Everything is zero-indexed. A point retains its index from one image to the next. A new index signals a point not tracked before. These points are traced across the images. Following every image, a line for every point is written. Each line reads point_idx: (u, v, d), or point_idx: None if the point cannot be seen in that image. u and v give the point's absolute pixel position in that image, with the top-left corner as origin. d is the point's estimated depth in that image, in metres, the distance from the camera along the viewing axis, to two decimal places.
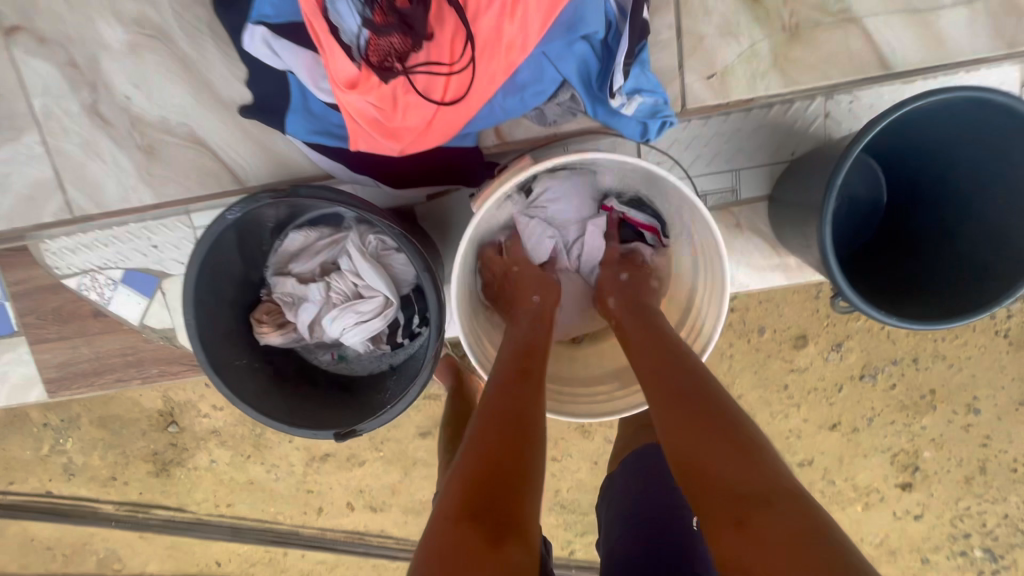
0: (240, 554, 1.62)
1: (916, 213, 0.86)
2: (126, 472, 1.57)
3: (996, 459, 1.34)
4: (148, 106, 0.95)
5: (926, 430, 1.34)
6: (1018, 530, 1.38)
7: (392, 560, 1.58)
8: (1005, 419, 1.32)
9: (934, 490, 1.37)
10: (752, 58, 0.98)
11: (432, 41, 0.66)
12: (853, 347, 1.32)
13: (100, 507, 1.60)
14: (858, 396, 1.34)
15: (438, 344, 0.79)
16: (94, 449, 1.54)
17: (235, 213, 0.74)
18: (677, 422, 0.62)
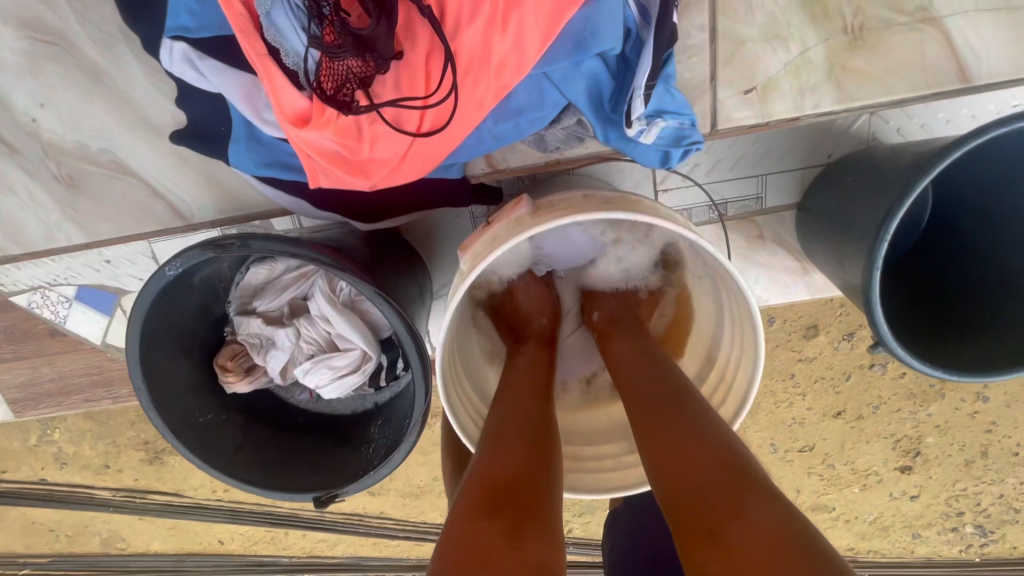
0: (241, 534, 1.62)
1: (965, 241, 0.73)
2: (120, 461, 1.52)
3: (998, 444, 1.30)
4: (60, 130, 0.69)
5: (932, 417, 1.29)
6: (1011, 508, 1.35)
7: (391, 539, 1.58)
8: (1014, 405, 1.27)
9: (933, 473, 1.34)
10: (802, 72, 0.68)
11: (402, 61, 0.52)
12: (865, 337, 1.22)
13: (96, 493, 1.56)
14: (866, 384, 1.27)
15: (424, 407, 0.70)
16: (83, 440, 1.49)
17: (176, 269, 0.62)
18: (654, 428, 0.56)
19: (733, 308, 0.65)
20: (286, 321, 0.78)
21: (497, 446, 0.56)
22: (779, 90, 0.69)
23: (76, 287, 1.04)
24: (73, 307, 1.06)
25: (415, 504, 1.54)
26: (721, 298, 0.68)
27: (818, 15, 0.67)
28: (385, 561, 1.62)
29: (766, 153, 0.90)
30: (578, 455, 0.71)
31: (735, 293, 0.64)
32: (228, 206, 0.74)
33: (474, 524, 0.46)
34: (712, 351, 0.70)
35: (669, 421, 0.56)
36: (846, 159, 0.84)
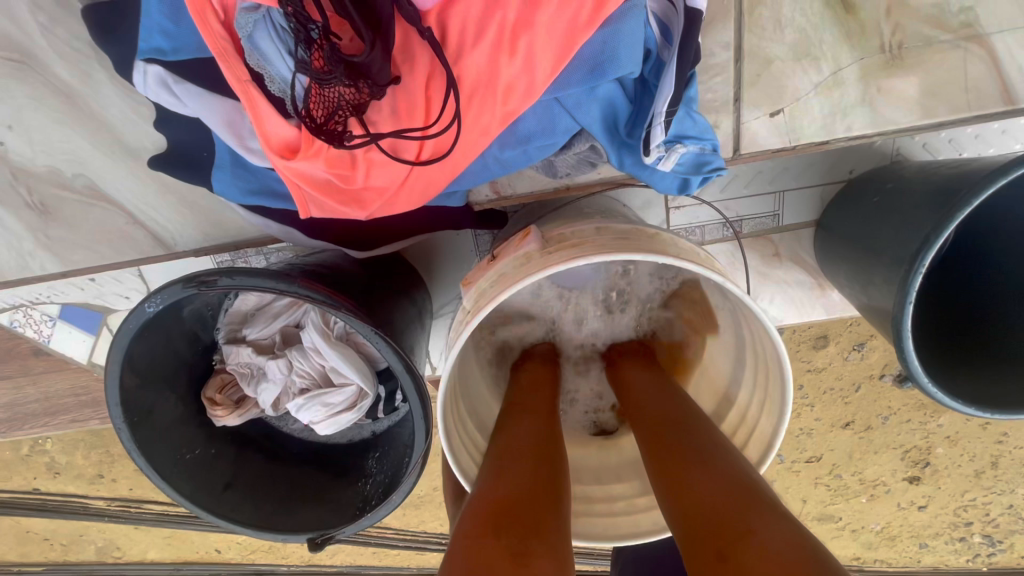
0: (240, 542, 1.59)
1: (995, 274, 0.69)
2: (115, 471, 1.47)
3: (1009, 455, 1.27)
4: (27, 154, 0.64)
5: (943, 428, 1.25)
6: (1020, 518, 1.32)
7: (391, 548, 1.55)
8: None
9: (942, 484, 1.31)
10: (835, 91, 0.63)
11: (398, 87, 0.47)
12: (875, 346, 1.18)
13: (90, 502, 1.53)
14: (875, 395, 1.23)
15: (424, 449, 0.65)
16: (76, 449, 1.44)
17: (155, 305, 0.57)
18: (665, 455, 0.52)
19: (758, 349, 0.60)
20: (278, 351, 0.74)
21: (500, 466, 0.50)
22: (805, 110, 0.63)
23: (60, 305, 1.00)
24: (57, 326, 1.01)
25: (415, 514, 1.50)
26: (743, 336, 0.63)
27: (852, 35, 0.62)
28: (385, 569, 1.59)
29: (785, 168, 0.85)
30: (588, 495, 0.66)
31: (760, 333, 0.59)
32: (214, 230, 0.69)
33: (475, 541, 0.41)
34: (730, 391, 0.65)
35: (682, 445, 0.51)
36: (867, 177, 0.81)
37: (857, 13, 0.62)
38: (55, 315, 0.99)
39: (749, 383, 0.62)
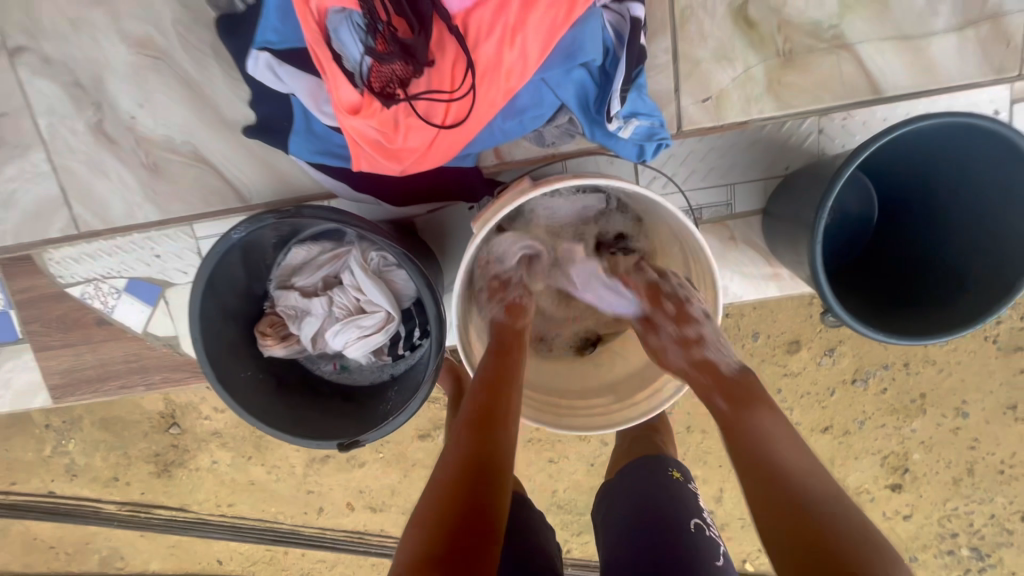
0: (241, 553, 1.65)
1: (896, 239, 0.89)
2: (128, 473, 1.58)
3: (983, 461, 1.37)
4: (152, 125, 0.95)
5: (916, 433, 1.37)
6: (1004, 530, 1.41)
7: (391, 559, 1.61)
8: (993, 421, 1.34)
9: (923, 491, 1.41)
10: (748, 85, 0.89)
11: (433, 68, 0.68)
12: (845, 352, 1.34)
13: (102, 507, 1.61)
14: (850, 400, 1.36)
15: (438, 358, 0.82)
16: (97, 450, 1.56)
17: (240, 233, 0.76)
18: (768, 500, 0.58)
19: (700, 267, 0.79)
20: (320, 293, 0.91)
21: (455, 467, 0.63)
22: (731, 99, 0.90)
23: (128, 279, 1.07)
24: (121, 298, 1.08)
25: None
26: (690, 263, 0.82)
27: (754, 41, 0.88)
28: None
29: (731, 165, 0.94)
30: (572, 404, 0.82)
31: (699, 258, 0.77)
32: (282, 189, 0.96)
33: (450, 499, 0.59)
34: None
35: (803, 497, 0.57)
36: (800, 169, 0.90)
37: (757, 28, 0.87)
38: (122, 287, 1.06)
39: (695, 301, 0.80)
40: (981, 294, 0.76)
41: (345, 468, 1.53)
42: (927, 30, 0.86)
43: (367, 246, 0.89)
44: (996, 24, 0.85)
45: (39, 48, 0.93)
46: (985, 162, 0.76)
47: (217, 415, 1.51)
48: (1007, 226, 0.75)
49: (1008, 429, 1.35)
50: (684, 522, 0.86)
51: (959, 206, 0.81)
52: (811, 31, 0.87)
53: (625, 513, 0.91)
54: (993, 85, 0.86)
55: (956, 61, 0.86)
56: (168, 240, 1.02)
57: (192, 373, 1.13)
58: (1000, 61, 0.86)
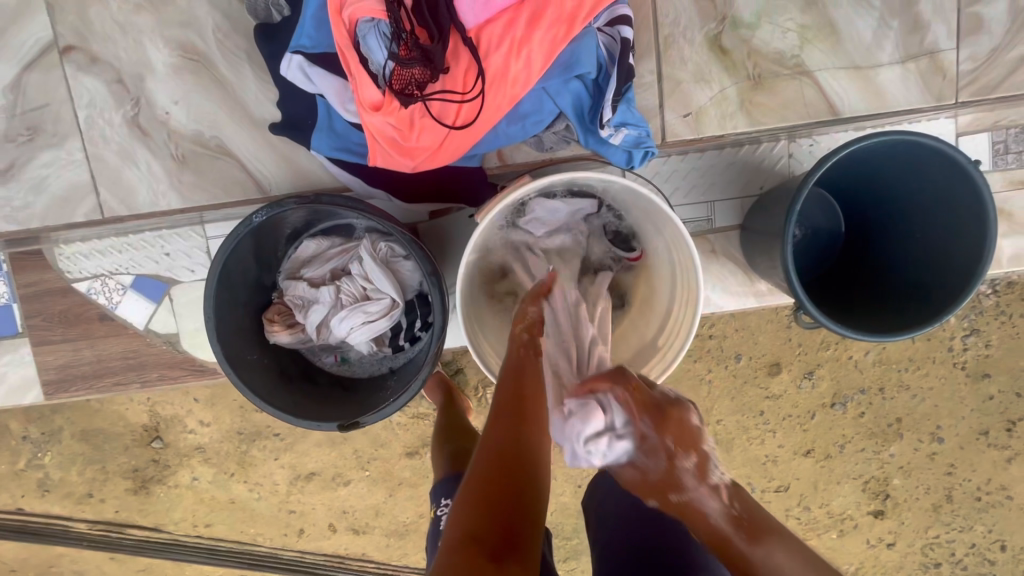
0: None
1: (867, 249, 0.97)
2: (104, 489, 1.53)
3: (961, 488, 1.42)
4: (185, 119, 1.03)
5: (895, 458, 1.42)
6: (985, 559, 1.45)
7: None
8: (967, 447, 1.40)
9: (905, 518, 1.45)
10: (723, 104, 1.00)
11: (447, 74, 0.77)
12: (824, 376, 1.39)
13: (72, 526, 1.57)
14: (830, 423, 1.41)
15: (440, 343, 0.87)
16: (73, 464, 1.51)
17: (261, 216, 0.82)
18: None
19: (684, 267, 0.82)
20: (328, 283, 0.96)
21: (510, 429, 0.64)
22: (708, 115, 1.00)
23: (135, 276, 1.10)
24: (127, 294, 1.11)
25: (398, 545, 1.55)
26: (674, 261, 0.85)
27: (729, 66, 0.99)
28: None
29: (713, 182, 1.03)
30: None
31: (683, 257, 0.81)
32: (300, 183, 1.03)
33: (514, 429, 0.64)
34: (668, 310, 0.86)
35: None
36: (773, 186, 0.99)
37: (730, 55, 0.99)
38: (128, 283, 1.09)
39: (679, 302, 0.83)
40: (939, 297, 0.84)
41: (329, 486, 1.50)
42: (875, 61, 0.98)
43: (376, 239, 0.96)
44: (933, 59, 0.98)
45: (87, 48, 1.02)
46: (934, 175, 0.84)
47: (202, 428, 1.47)
48: (957, 233, 0.83)
49: (982, 455, 1.40)
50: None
51: (918, 217, 0.89)
52: (777, 59, 0.99)
53: (619, 504, 0.89)
54: (935, 111, 0.98)
55: (902, 88, 0.98)
56: (179, 236, 1.07)
57: (189, 371, 1.14)
58: (939, 89, 0.98)
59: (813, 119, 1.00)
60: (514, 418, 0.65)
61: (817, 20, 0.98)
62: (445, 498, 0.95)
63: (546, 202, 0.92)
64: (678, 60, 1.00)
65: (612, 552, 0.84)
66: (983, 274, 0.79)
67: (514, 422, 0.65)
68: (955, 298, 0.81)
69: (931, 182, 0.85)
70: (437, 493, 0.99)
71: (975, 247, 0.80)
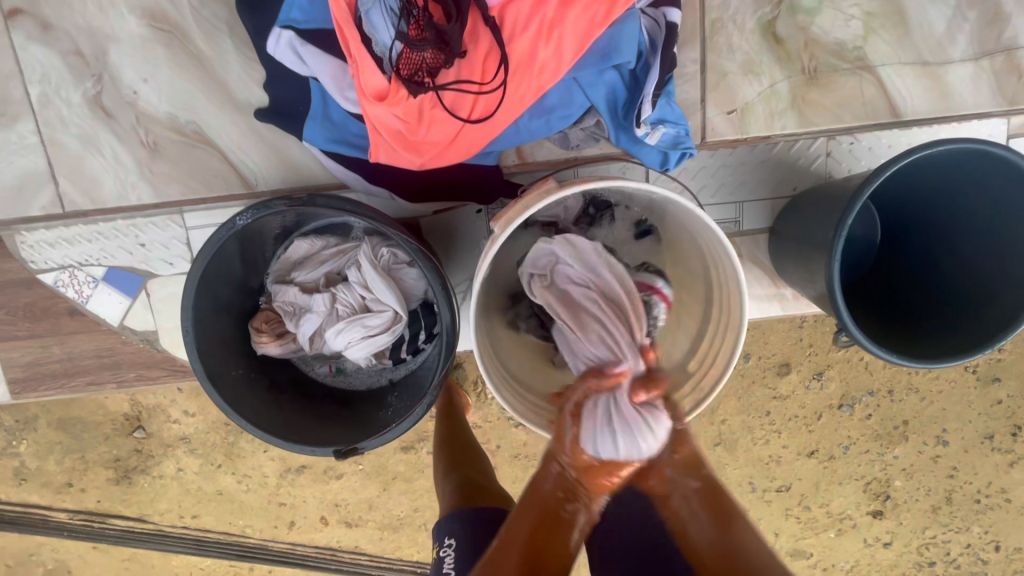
0: (202, 569, 1.53)
1: (904, 262, 0.89)
2: (84, 479, 1.45)
3: (962, 491, 1.32)
4: (155, 101, 0.90)
5: (898, 460, 1.31)
6: (978, 560, 1.36)
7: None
8: (970, 451, 1.30)
9: (903, 519, 1.35)
10: (772, 100, 0.90)
11: (464, 59, 0.66)
12: (833, 376, 1.28)
13: (52, 515, 1.48)
14: (835, 425, 1.30)
15: (448, 362, 0.78)
16: (50, 454, 1.42)
17: (245, 219, 0.72)
18: None
19: (722, 290, 0.74)
20: (322, 289, 0.87)
21: None
22: (754, 113, 0.91)
23: (106, 268, 0.98)
24: (98, 288, 0.99)
25: (392, 539, 1.48)
26: (710, 279, 0.77)
27: (781, 57, 0.89)
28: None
29: (743, 181, 0.93)
30: None
31: (723, 275, 0.73)
32: (291, 177, 0.92)
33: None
34: (701, 332, 0.79)
35: None
36: (810, 188, 0.89)
37: (784, 44, 0.89)
38: (99, 276, 0.98)
39: (713, 327, 0.76)
40: (985, 320, 0.76)
41: (321, 479, 1.43)
42: (945, 58, 0.88)
43: (377, 243, 0.86)
44: (1010, 56, 0.88)
45: (38, 13, 0.89)
46: (993, 188, 0.76)
47: (187, 418, 1.39)
48: (1011, 253, 0.76)
49: (985, 459, 1.30)
50: None
51: (964, 234, 0.81)
52: (836, 51, 0.89)
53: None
54: (1006, 116, 0.89)
55: (972, 88, 0.89)
56: (155, 227, 0.96)
57: (169, 371, 1.05)
58: (1013, 91, 0.88)
59: (873, 120, 0.90)
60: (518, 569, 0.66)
61: (883, 7, 0.88)
62: (449, 538, 0.87)
63: (556, 211, 0.85)
64: (725, 48, 0.89)
65: None
66: None
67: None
68: (1008, 321, 0.74)
69: (987, 195, 0.77)
70: (439, 530, 0.90)
71: None
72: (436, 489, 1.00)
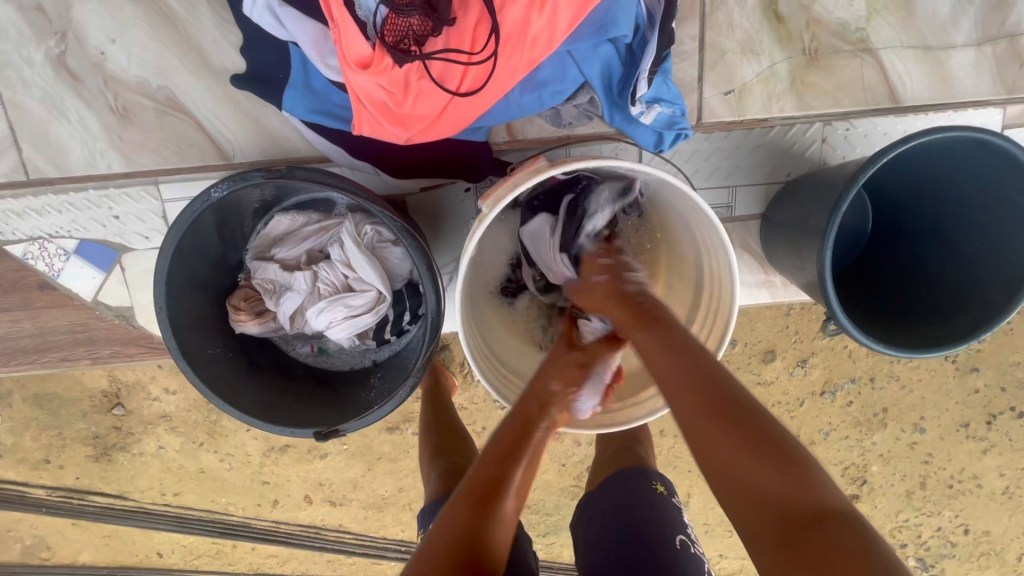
0: (184, 546, 1.52)
1: (894, 251, 0.88)
2: (61, 456, 1.41)
3: (936, 476, 1.35)
4: (124, 65, 0.86)
5: (876, 446, 1.33)
6: (948, 542, 1.39)
7: (347, 556, 1.51)
8: (947, 438, 1.32)
9: (878, 502, 1.38)
10: (771, 81, 0.88)
11: (453, 27, 0.63)
12: (817, 364, 1.28)
13: (29, 492, 1.45)
14: (817, 411, 1.31)
15: (432, 343, 0.76)
16: (27, 430, 1.39)
17: (221, 191, 0.69)
18: (698, 397, 0.59)
19: (713, 270, 0.73)
20: (303, 267, 0.84)
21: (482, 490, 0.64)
22: (753, 94, 0.88)
23: (79, 241, 0.94)
24: (71, 262, 0.95)
25: (377, 518, 1.48)
26: (702, 262, 0.75)
27: (783, 37, 0.87)
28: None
29: (736, 166, 0.91)
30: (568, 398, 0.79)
31: (716, 261, 0.71)
32: (270, 149, 0.88)
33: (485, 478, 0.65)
34: (689, 317, 0.78)
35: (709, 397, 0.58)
36: (803, 175, 0.88)
37: (786, 23, 0.86)
38: (71, 249, 0.94)
39: (702, 313, 0.75)
40: (971, 313, 0.76)
41: (305, 459, 1.42)
42: (948, 43, 0.86)
43: (361, 220, 0.83)
44: (1012, 43, 0.86)
45: None
46: (989, 178, 0.75)
47: (168, 396, 1.36)
48: (1004, 244, 0.75)
49: (960, 446, 1.33)
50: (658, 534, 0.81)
51: (955, 226, 0.81)
52: (839, 32, 0.87)
53: (604, 537, 0.82)
54: (1004, 105, 0.88)
55: (973, 75, 0.87)
56: (128, 198, 0.91)
57: (146, 348, 1.02)
58: (1014, 79, 0.87)
59: (872, 105, 0.88)
60: (482, 499, 0.63)
61: None
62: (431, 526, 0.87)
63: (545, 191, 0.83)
64: (726, 26, 0.87)
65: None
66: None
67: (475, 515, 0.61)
68: (992, 314, 0.74)
69: (982, 187, 0.76)
70: (424, 517, 0.90)
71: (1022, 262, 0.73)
72: (421, 475, 0.99)
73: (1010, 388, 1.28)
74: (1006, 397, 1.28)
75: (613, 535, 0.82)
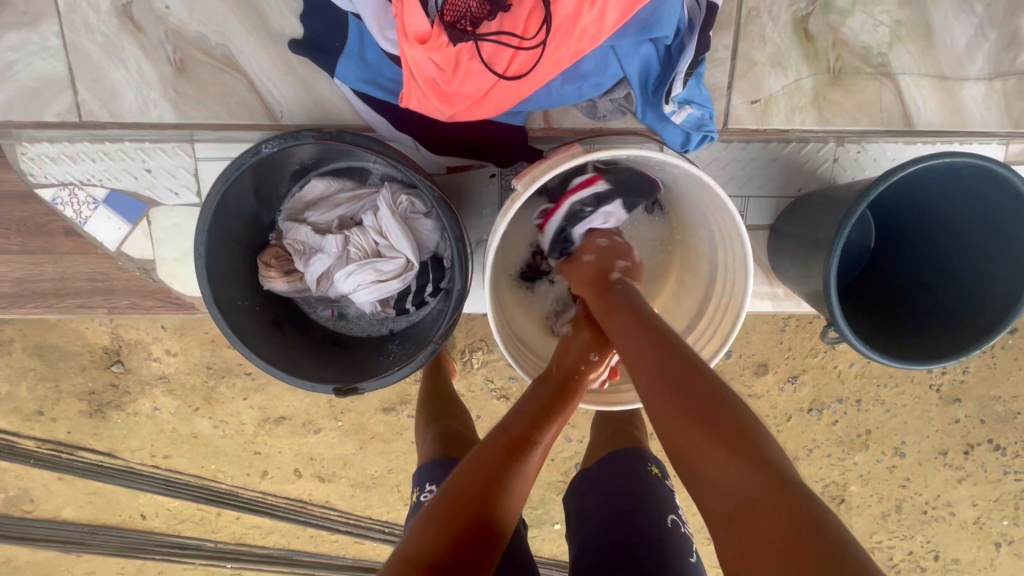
0: (169, 510, 1.52)
1: (893, 270, 0.93)
2: (55, 409, 1.42)
3: (911, 501, 1.39)
4: (189, 19, 0.89)
5: (856, 466, 1.38)
6: (917, 567, 1.44)
7: (330, 533, 1.53)
8: (926, 464, 1.37)
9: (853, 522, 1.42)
10: (795, 94, 0.93)
11: (508, 12, 0.67)
12: (806, 382, 1.32)
13: (18, 442, 1.45)
14: (802, 428, 1.36)
15: (456, 312, 0.79)
16: (23, 379, 1.39)
17: (271, 147, 0.72)
18: (707, 436, 0.56)
19: (728, 268, 0.77)
20: (335, 232, 0.87)
21: (519, 435, 0.68)
22: (777, 104, 0.93)
23: (108, 190, 0.96)
24: (98, 211, 0.97)
25: (363, 497, 1.50)
26: (716, 261, 0.80)
27: (810, 53, 0.92)
28: (320, 556, 1.56)
29: (750, 177, 0.95)
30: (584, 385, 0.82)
31: (734, 262, 0.75)
32: (315, 113, 0.92)
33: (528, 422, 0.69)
34: (699, 310, 0.82)
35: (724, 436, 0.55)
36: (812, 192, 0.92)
37: (814, 41, 0.91)
38: (100, 198, 0.96)
39: (712, 309, 0.80)
40: (961, 332, 0.81)
41: (298, 432, 1.43)
42: (963, 74, 0.92)
43: (396, 191, 0.87)
44: (1020, 80, 0.92)
45: None
46: (987, 207, 0.80)
47: (169, 357, 1.37)
48: (996, 268, 0.80)
49: (937, 474, 1.37)
50: (648, 501, 0.85)
51: (952, 249, 0.86)
52: (862, 54, 0.92)
53: (599, 507, 0.87)
54: (1007, 139, 0.93)
55: (982, 109, 0.93)
56: (163, 154, 0.94)
57: (162, 302, 1.04)
58: (1019, 115, 0.93)
59: (886, 125, 0.94)
60: (507, 452, 0.66)
61: (912, 17, 0.91)
62: (428, 484, 0.89)
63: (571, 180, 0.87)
64: (757, 37, 0.92)
65: (588, 537, 0.83)
66: (1014, 316, 0.76)
67: (509, 452, 0.66)
68: (979, 333, 0.79)
69: (980, 214, 0.81)
70: (419, 477, 0.92)
71: (1011, 285, 0.78)
72: (416, 439, 1.01)
73: (989, 421, 1.33)
74: (985, 429, 1.33)
75: (603, 518, 0.84)
